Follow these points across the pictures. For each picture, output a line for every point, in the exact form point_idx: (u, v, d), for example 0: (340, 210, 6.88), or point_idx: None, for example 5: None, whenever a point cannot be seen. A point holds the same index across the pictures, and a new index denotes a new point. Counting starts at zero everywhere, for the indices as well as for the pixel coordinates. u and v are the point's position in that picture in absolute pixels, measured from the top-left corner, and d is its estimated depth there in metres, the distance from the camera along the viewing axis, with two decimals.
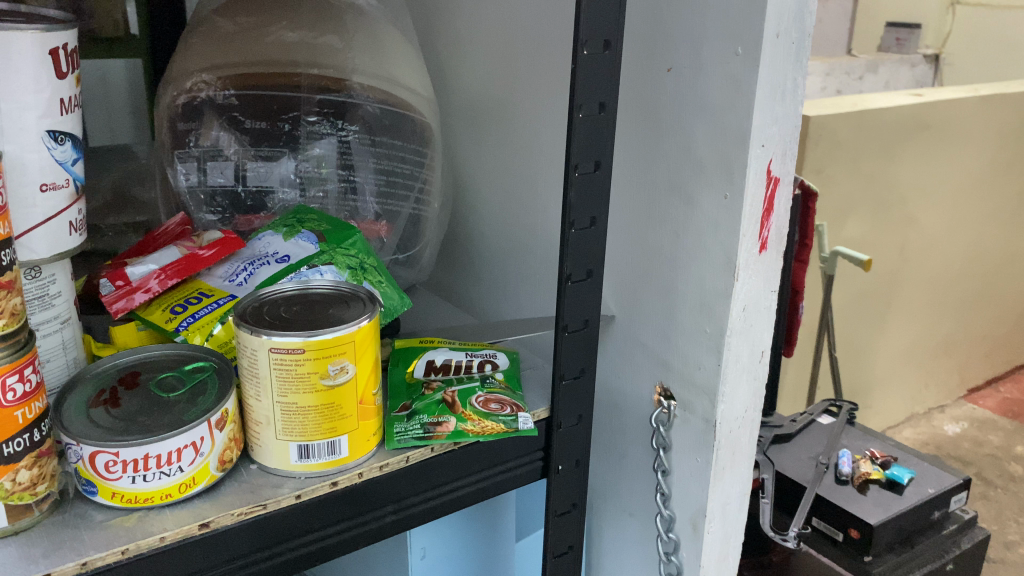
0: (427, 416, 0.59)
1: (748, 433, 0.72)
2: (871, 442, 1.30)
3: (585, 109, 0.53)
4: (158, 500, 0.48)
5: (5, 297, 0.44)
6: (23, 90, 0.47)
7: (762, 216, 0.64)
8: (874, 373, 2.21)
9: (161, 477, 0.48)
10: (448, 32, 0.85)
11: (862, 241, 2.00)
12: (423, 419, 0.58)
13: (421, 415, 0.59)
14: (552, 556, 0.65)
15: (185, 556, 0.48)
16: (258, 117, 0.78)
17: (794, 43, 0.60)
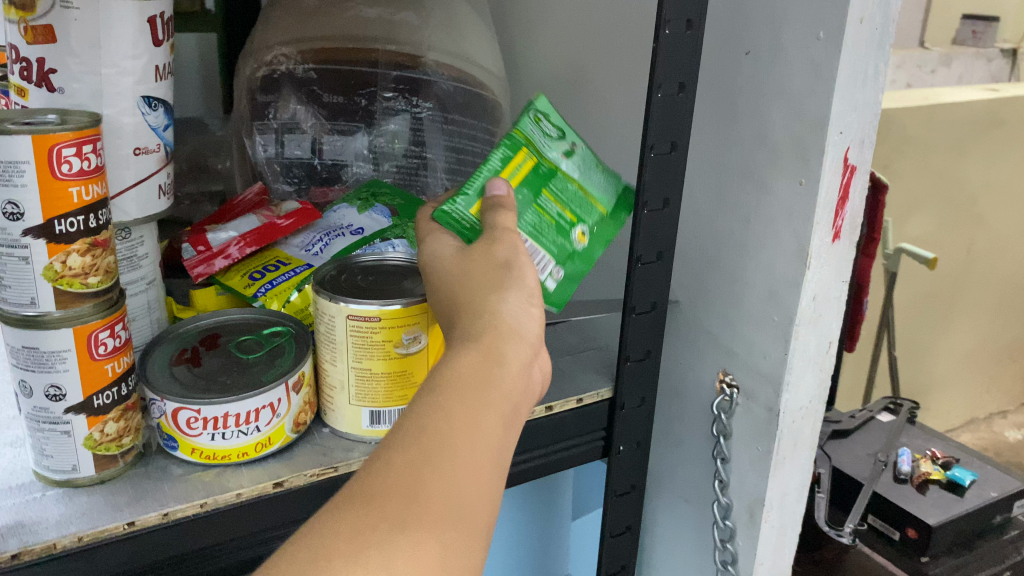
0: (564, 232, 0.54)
1: (812, 424, 0.71)
2: (932, 443, 1.28)
3: (664, 89, 0.53)
4: (235, 457, 0.50)
5: (100, 255, 0.46)
6: (121, 56, 0.49)
7: (836, 205, 0.63)
8: (934, 374, 2.16)
9: (239, 436, 0.49)
10: (521, 11, 0.85)
11: (929, 238, 1.95)
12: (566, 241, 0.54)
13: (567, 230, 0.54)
14: (609, 536, 0.66)
15: (258, 514, 0.49)
16: (336, 91, 0.80)
17: (878, 28, 0.59)
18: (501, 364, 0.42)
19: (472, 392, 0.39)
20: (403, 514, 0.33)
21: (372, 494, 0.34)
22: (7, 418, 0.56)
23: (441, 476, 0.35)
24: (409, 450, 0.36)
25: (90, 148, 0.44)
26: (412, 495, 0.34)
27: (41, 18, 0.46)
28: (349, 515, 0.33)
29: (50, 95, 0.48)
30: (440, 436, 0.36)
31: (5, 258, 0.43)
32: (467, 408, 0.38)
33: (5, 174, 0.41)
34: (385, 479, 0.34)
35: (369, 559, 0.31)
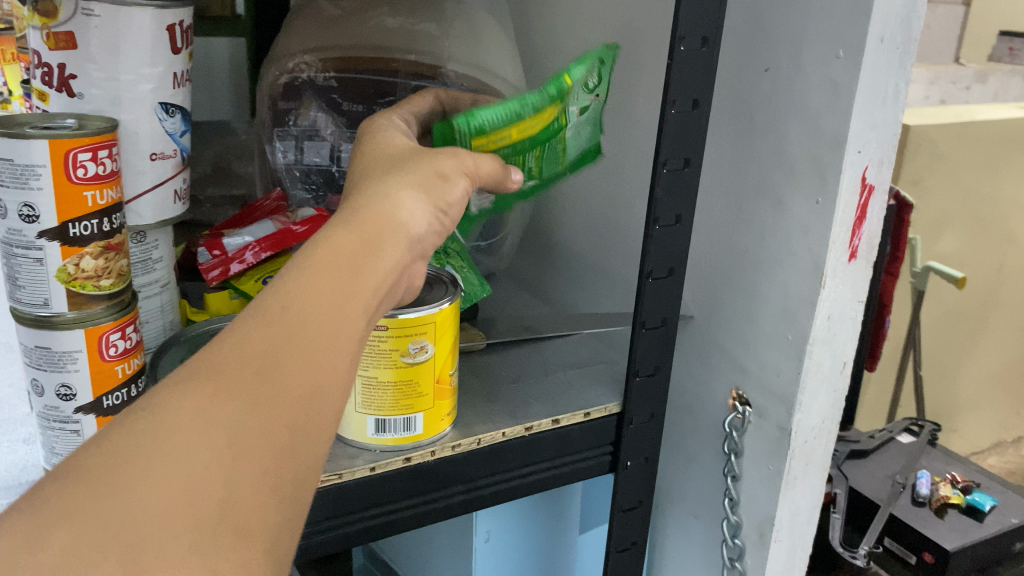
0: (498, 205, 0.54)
1: (824, 444, 0.70)
2: (953, 466, 1.26)
3: (678, 105, 0.52)
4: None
5: (113, 258, 0.46)
6: (140, 64, 0.49)
7: (853, 224, 0.62)
8: (960, 396, 2.13)
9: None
10: (543, 23, 0.86)
11: (958, 257, 1.93)
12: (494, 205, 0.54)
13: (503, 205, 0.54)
14: (615, 550, 0.65)
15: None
16: (356, 100, 0.79)
17: (899, 48, 0.58)
18: (379, 256, 0.37)
19: (350, 273, 0.35)
20: (256, 397, 0.30)
21: (223, 364, 0.30)
22: (21, 415, 0.57)
23: (302, 357, 0.31)
24: (272, 325, 0.31)
25: (106, 153, 0.44)
26: (267, 372, 0.30)
27: (63, 25, 0.47)
28: (198, 387, 0.29)
29: (71, 100, 0.49)
30: (309, 317, 0.32)
31: (21, 259, 0.44)
32: (340, 287, 0.34)
33: (22, 177, 0.42)
34: (244, 351, 0.30)
35: (214, 441, 0.28)
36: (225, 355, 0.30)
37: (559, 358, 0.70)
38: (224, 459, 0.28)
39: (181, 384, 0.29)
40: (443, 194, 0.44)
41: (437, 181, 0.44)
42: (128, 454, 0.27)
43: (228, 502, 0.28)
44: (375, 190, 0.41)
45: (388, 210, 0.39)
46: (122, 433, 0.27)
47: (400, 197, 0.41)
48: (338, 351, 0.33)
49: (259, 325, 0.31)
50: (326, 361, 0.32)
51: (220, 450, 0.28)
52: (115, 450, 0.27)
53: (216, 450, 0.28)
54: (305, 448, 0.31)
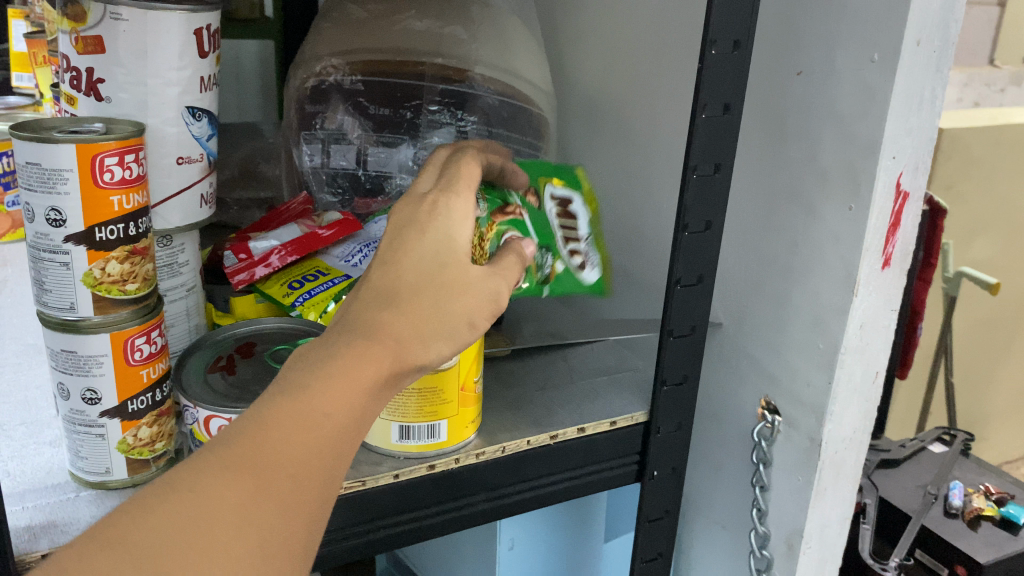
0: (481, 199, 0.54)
1: (855, 455, 0.69)
2: (986, 477, 1.23)
3: (709, 110, 0.52)
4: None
5: (138, 262, 0.46)
6: (167, 67, 0.49)
7: (887, 232, 0.61)
8: (993, 404, 2.09)
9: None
10: (571, 25, 0.85)
11: (992, 263, 1.89)
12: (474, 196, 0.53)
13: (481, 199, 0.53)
14: (641, 561, 0.64)
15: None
16: (382, 103, 0.80)
17: (935, 51, 0.57)
18: (396, 382, 0.37)
19: (376, 393, 0.36)
20: (284, 502, 0.33)
21: (262, 464, 0.32)
22: (49, 417, 0.57)
23: (316, 479, 0.34)
24: (301, 437, 0.33)
25: (132, 158, 0.44)
26: (297, 479, 0.33)
27: (92, 28, 0.47)
28: (236, 482, 0.32)
29: (99, 104, 0.49)
30: (337, 433, 0.34)
31: (47, 263, 0.44)
32: (365, 412, 0.36)
33: (49, 181, 0.42)
34: (281, 453, 0.33)
35: (247, 537, 0.31)
36: (263, 449, 0.33)
37: (585, 365, 0.69)
38: (250, 559, 0.31)
39: (225, 467, 0.32)
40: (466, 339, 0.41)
41: (468, 330, 0.40)
42: (174, 538, 0.30)
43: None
44: (415, 323, 0.38)
45: (418, 354, 0.38)
46: (168, 513, 0.30)
47: (431, 344, 0.38)
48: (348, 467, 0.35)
49: (293, 432, 0.33)
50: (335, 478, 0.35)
51: (249, 552, 0.31)
52: (162, 530, 0.30)
53: (249, 547, 0.31)
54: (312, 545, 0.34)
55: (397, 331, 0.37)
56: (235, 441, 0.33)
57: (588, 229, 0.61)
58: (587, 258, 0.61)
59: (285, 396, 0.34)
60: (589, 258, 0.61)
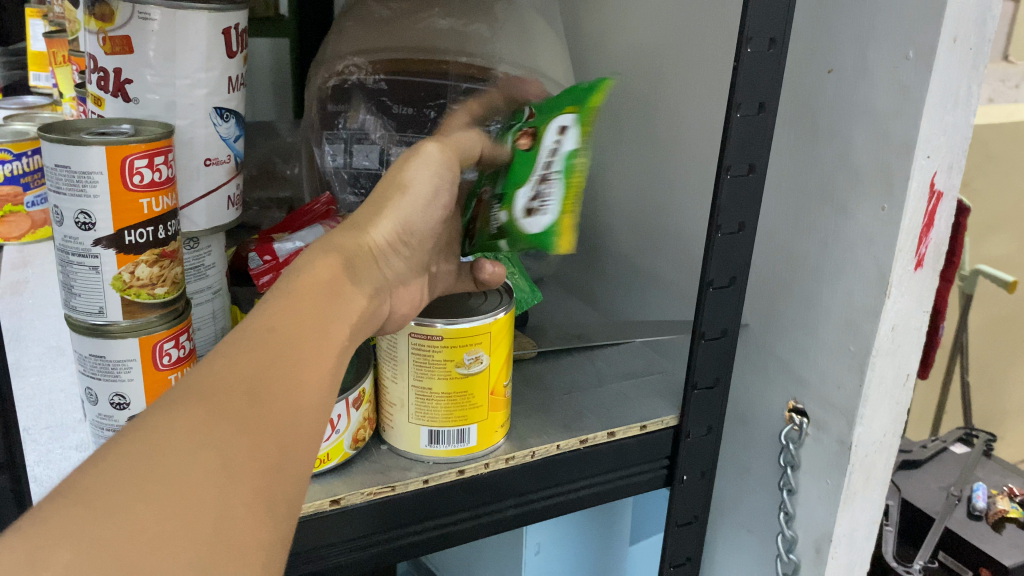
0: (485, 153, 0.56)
1: (885, 459, 0.68)
2: (1009, 478, 1.22)
3: (743, 109, 0.51)
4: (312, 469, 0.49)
5: (168, 266, 0.46)
6: (195, 68, 0.49)
7: (921, 232, 0.60)
8: (1011, 404, 2.07)
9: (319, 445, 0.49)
10: (594, 23, 0.84)
11: (1011, 261, 1.87)
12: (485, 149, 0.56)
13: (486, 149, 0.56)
14: (670, 566, 0.64)
15: (319, 529, 0.48)
16: (406, 102, 0.76)
17: (971, 48, 0.56)
18: (353, 277, 0.42)
19: (322, 296, 0.39)
20: (244, 415, 0.31)
21: (214, 390, 0.32)
22: (74, 421, 0.57)
23: (279, 384, 0.34)
24: (245, 354, 0.34)
25: (162, 160, 0.44)
26: (254, 394, 0.33)
27: (120, 29, 0.47)
28: (189, 406, 0.31)
29: (126, 106, 0.49)
30: (288, 341, 0.35)
31: (76, 267, 0.43)
32: (316, 311, 0.38)
33: (79, 185, 0.41)
34: (233, 373, 0.33)
35: (207, 461, 0.29)
36: (207, 382, 0.32)
37: (611, 368, 0.68)
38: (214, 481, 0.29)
39: (172, 403, 0.31)
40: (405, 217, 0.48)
41: (400, 199, 0.48)
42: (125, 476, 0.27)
43: (222, 520, 0.29)
44: (352, 220, 0.46)
45: (355, 239, 0.44)
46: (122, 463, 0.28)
47: (366, 225, 0.45)
48: (318, 366, 0.36)
49: (244, 351, 0.34)
50: (306, 382, 0.35)
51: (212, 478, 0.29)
52: (108, 471, 0.27)
53: (208, 469, 0.29)
54: (291, 470, 0.33)
55: (335, 233, 0.45)
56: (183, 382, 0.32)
57: (556, 161, 0.48)
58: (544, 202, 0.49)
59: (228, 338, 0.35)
60: (546, 199, 0.49)
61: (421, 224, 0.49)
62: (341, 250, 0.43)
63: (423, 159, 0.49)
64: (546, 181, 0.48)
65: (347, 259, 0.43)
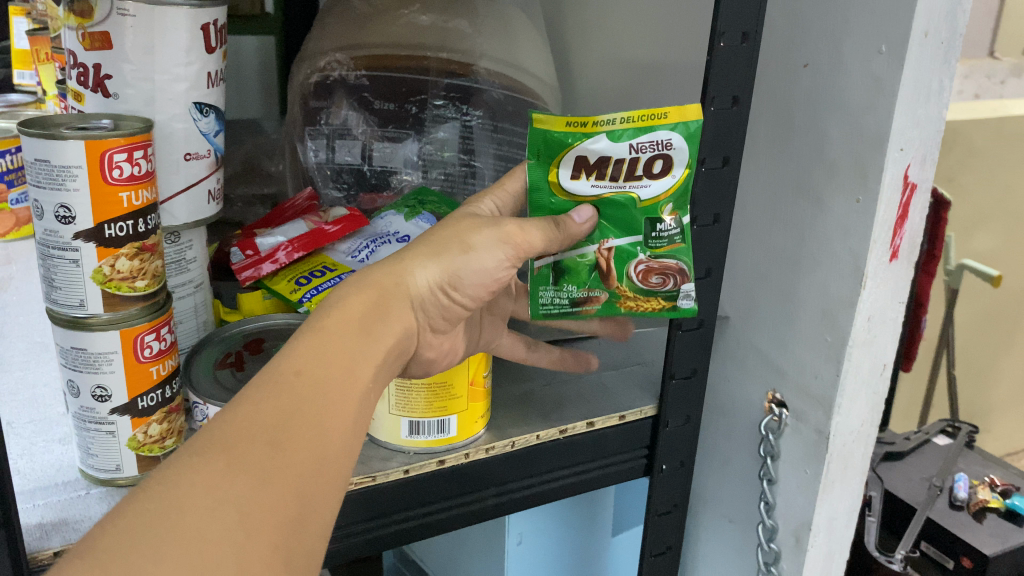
0: (577, 288, 0.51)
1: (863, 448, 0.69)
2: (991, 469, 1.23)
3: (717, 102, 0.51)
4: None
5: (148, 259, 0.46)
6: (175, 64, 0.49)
7: (895, 224, 0.61)
8: (996, 397, 2.09)
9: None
10: (575, 17, 0.85)
11: (994, 254, 1.89)
12: (575, 293, 0.52)
13: (572, 286, 0.51)
14: (650, 555, 0.65)
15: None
16: (387, 98, 0.78)
17: (943, 42, 0.57)
18: (389, 315, 0.42)
19: (353, 334, 0.39)
20: (263, 470, 0.32)
21: (239, 438, 0.32)
22: (57, 415, 0.57)
23: (307, 428, 0.34)
24: (278, 399, 0.34)
25: (141, 154, 0.44)
26: (277, 443, 0.33)
27: (99, 25, 0.47)
28: (204, 463, 0.31)
29: (106, 101, 0.49)
30: (315, 385, 0.36)
31: (57, 260, 0.44)
32: (346, 356, 0.38)
33: (58, 178, 0.42)
34: (254, 422, 0.33)
35: (223, 519, 0.30)
36: (233, 427, 0.33)
37: (592, 360, 0.69)
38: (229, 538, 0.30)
39: (191, 457, 0.32)
40: (459, 268, 0.45)
41: (460, 251, 0.45)
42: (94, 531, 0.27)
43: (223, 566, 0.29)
44: (397, 257, 0.45)
45: (395, 276, 0.43)
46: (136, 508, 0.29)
47: (411, 264, 0.44)
48: (345, 409, 0.36)
49: (269, 395, 0.34)
50: (330, 430, 0.35)
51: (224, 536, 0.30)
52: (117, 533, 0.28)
53: (225, 528, 0.30)
54: (308, 501, 0.33)
55: (375, 269, 0.44)
56: (216, 432, 0.33)
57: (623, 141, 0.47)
58: (667, 146, 0.48)
59: (256, 377, 0.35)
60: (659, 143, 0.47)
61: (472, 282, 0.47)
62: (381, 290, 0.42)
63: (496, 226, 0.47)
64: (640, 144, 0.47)
65: (384, 297, 0.42)
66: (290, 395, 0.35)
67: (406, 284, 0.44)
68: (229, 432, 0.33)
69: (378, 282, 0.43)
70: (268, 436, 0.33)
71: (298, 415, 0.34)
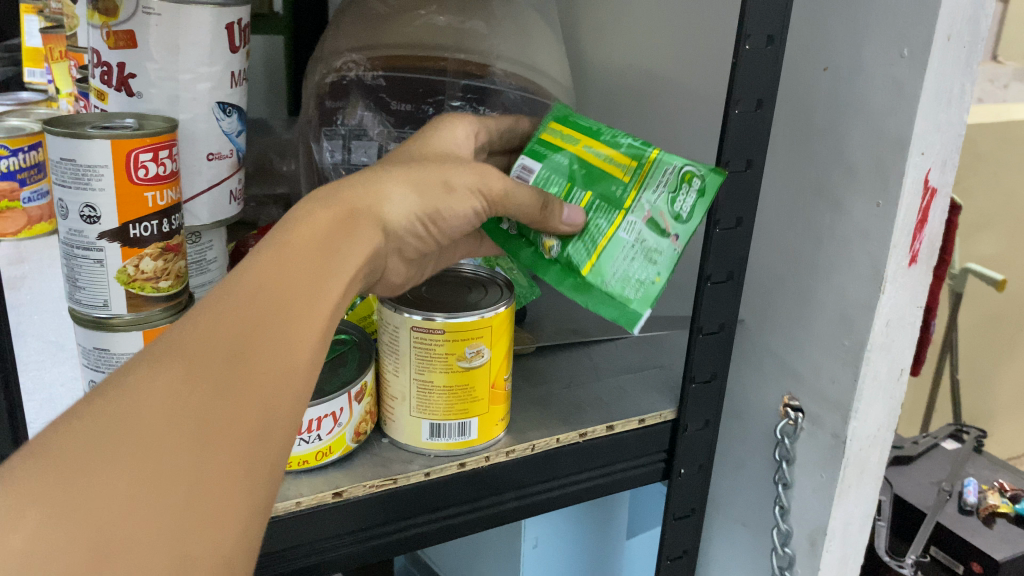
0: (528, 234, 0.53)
1: (879, 452, 0.69)
2: (1000, 474, 1.23)
3: (742, 105, 0.51)
4: (296, 464, 0.50)
5: (171, 259, 0.46)
6: (198, 63, 0.49)
7: (915, 228, 0.61)
8: (1000, 402, 2.09)
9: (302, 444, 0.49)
10: (590, 19, 0.84)
11: (999, 258, 1.89)
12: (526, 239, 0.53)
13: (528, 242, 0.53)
14: (666, 559, 0.64)
15: (286, 530, 0.48)
16: (404, 99, 0.77)
17: (965, 47, 0.57)
18: (356, 230, 0.40)
19: (317, 251, 0.36)
20: (223, 379, 0.30)
21: (196, 346, 0.30)
22: None
23: (268, 342, 0.31)
24: (234, 308, 0.32)
25: (166, 153, 0.44)
26: (235, 358, 0.30)
27: (124, 23, 0.47)
28: (165, 368, 0.29)
29: (129, 100, 0.49)
30: (273, 296, 0.33)
31: (80, 260, 0.44)
32: (308, 266, 0.35)
33: (83, 178, 0.42)
34: (211, 335, 0.30)
35: (181, 427, 0.28)
36: (188, 338, 0.30)
37: (609, 363, 0.69)
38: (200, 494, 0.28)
39: (151, 362, 0.29)
40: (439, 205, 0.46)
41: (440, 190, 0.46)
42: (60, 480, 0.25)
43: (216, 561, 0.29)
44: (370, 177, 0.43)
45: (371, 198, 0.42)
46: (97, 410, 0.27)
47: (389, 188, 0.43)
48: (307, 327, 0.33)
49: (227, 308, 0.32)
50: (295, 342, 0.32)
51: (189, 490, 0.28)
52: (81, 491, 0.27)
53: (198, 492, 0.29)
54: (276, 432, 0.31)
55: (349, 183, 0.42)
56: (170, 340, 0.30)
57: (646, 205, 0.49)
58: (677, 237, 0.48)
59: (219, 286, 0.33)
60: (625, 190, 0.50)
61: (444, 219, 0.47)
62: (353, 206, 0.40)
63: (478, 174, 0.47)
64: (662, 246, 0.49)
65: (350, 213, 0.40)
66: (244, 306, 0.32)
67: (381, 209, 0.42)
68: (185, 341, 0.30)
69: (353, 197, 0.41)
70: (220, 350, 0.30)
71: (252, 322, 0.31)
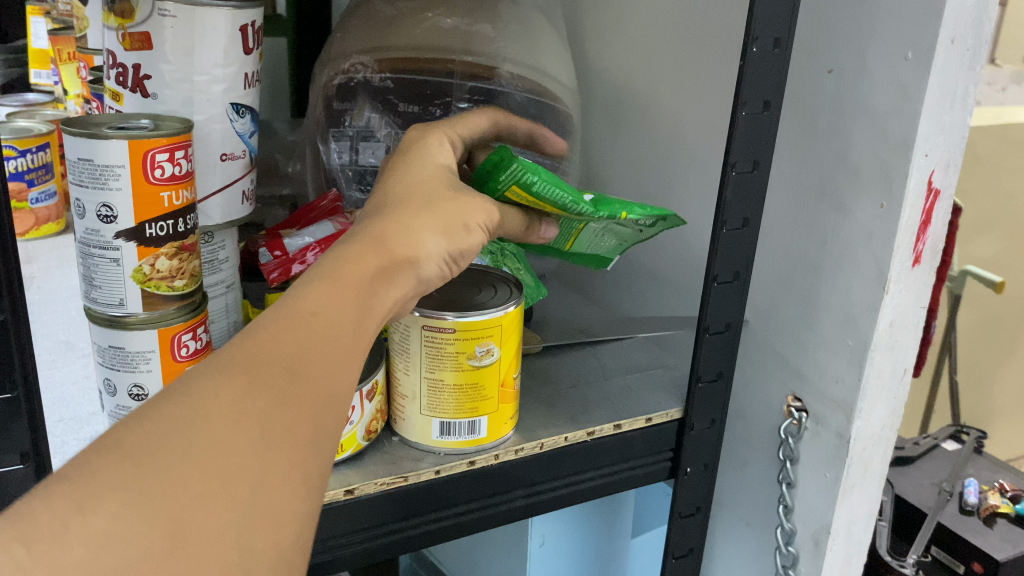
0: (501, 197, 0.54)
1: (882, 452, 0.69)
2: (1000, 474, 1.23)
3: (749, 107, 0.52)
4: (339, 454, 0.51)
5: (187, 259, 0.47)
6: (213, 64, 0.49)
7: (918, 230, 0.61)
8: (999, 403, 2.10)
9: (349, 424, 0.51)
10: (595, 21, 0.85)
11: (997, 260, 1.89)
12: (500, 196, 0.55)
13: None
14: (673, 557, 0.65)
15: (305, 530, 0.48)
16: (412, 101, 0.77)
17: (969, 49, 0.57)
18: (393, 276, 0.40)
19: (360, 288, 0.38)
20: (283, 392, 0.32)
21: (255, 362, 0.32)
22: (86, 413, 0.57)
23: (322, 366, 0.34)
24: (291, 338, 0.33)
25: (182, 154, 0.44)
26: (292, 373, 0.33)
27: (140, 25, 0.48)
28: (228, 377, 0.31)
29: (144, 101, 0.49)
30: (325, 326, 0.35)
31: (97, 259, 0.44)
32: (354, 305, 0.37)
33: (101, 178, 0.42)
34: (271, 351, 0.33)
35: (246, 428, 0.30)
36: (252, 352, 0.32)
37: (615, 363, 0.69)
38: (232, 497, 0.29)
39: (215, 370, 0.31)
40: (467, 246, 0.45)
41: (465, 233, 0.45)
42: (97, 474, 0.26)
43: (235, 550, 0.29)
44: (405, 223, 0.42)
45: (409, 246, 0.41)
46: (166, 411, 0.29)
47: (424, 237, 0.42)
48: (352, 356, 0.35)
49: (285, 333, 0.33)
50: (342, 369, 0.35)
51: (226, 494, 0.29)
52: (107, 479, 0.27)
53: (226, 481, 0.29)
54: (318, 448, 0.33)
55: (383, 230, 0.41)
56: (236, 350, 0.32)
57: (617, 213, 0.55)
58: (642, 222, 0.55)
59: (263, 316, 0.34)
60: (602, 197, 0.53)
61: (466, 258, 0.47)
62: (391, 254, 0.40)
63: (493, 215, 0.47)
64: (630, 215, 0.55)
65: (391, 263, 0.40)
66: (300, 332, 0.34)
67: (420, 258, 0.42)
68: (250, 353, 0.32)
69: (390, 246, 0.41)
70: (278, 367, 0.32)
71: (309, 354, 0.33)
